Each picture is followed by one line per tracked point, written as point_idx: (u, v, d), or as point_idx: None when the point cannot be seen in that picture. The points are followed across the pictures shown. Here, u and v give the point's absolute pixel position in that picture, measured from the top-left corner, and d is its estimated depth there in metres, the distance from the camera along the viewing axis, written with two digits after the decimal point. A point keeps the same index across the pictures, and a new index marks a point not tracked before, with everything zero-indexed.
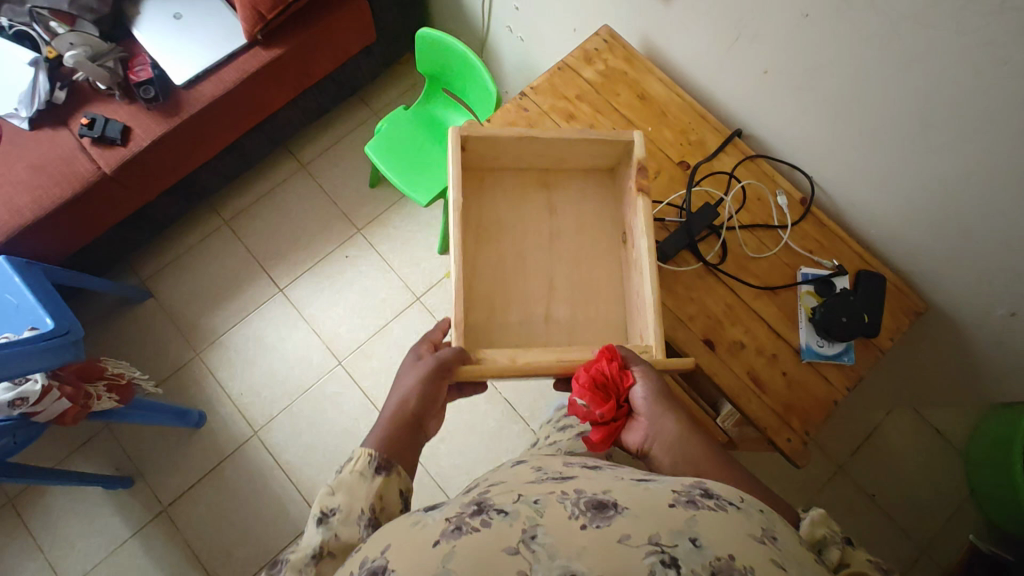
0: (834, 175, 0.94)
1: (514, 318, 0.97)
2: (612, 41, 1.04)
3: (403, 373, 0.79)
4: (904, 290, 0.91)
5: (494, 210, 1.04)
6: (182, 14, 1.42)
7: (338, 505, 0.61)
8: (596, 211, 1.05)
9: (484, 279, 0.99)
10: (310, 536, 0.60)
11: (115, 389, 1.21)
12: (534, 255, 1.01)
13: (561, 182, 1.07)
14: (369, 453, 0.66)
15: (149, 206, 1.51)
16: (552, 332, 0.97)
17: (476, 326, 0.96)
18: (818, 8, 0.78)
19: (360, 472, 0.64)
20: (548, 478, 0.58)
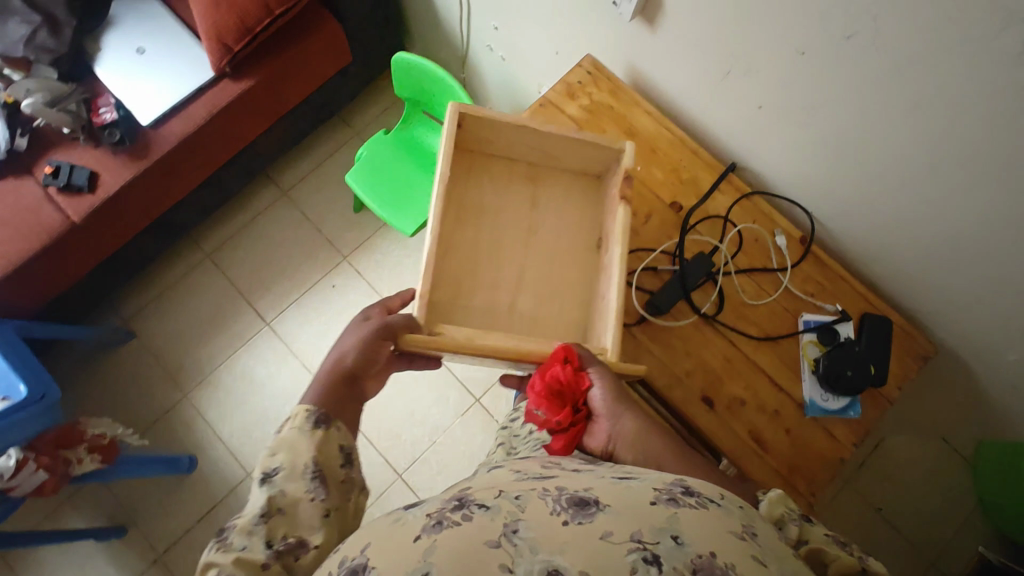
0: (835, 213, 0.88)
1: (480, 299, 1.02)
2: (595, 73, 0.97)
3: (347, 334, 0.82)
4: (911, 333, 0.86)
5: (479, 193, 1.08)
6: (145, 48, 1.35)
7: (281, 463, 0.63)
8: (571, 213, 1.08)
9: (457, 259, 1.03)
10: (256, 497, 0.61)
11: (97, 450, 1.19)
12: (507, 245, 1.06)
13: (545, 183, 1.10)
14: (306, 410, 0.69)
15: (124, 249, 1.45)
16: (512, 320, 1.01)
17: (444, 300, 1.00)
18: (813, 48, 0.72)
19: (300, 426, 0.67)
20: (529, 475, 0.56)
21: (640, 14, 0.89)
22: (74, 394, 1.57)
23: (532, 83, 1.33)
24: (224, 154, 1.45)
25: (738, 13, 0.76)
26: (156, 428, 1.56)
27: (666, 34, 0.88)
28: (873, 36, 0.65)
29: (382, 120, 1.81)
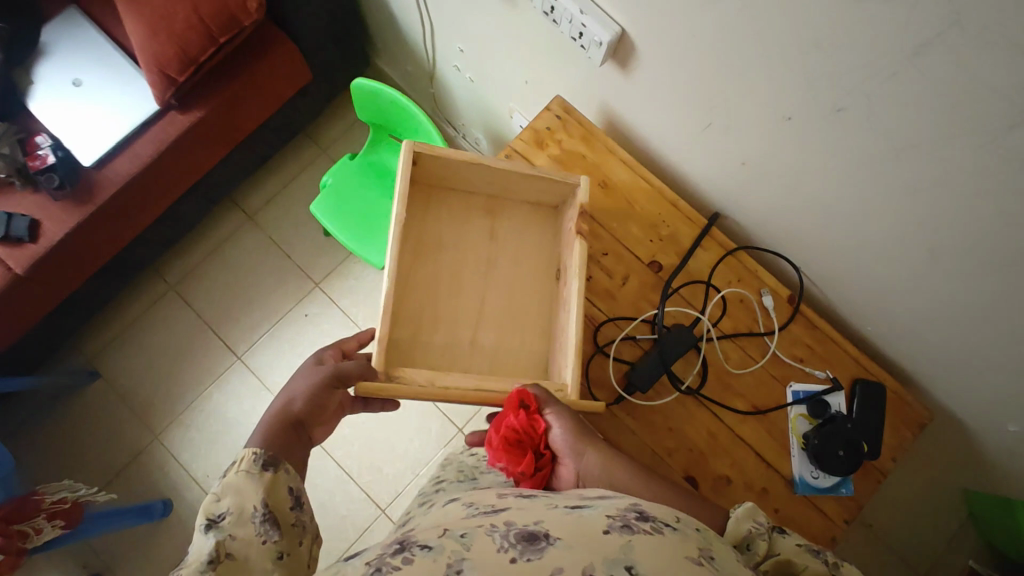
0: (826, 273, 0.82)
1: (440, 341, 0.86)
2: (565, 115, 0.89)
3: (299, 376, 0.76)
4: (905, 399, 0.81)
5: (437, 225, 0.91)
6: (82, 80, 1.25)
7: (228, 508, 0.59)
8: (533, 250, 0.93)
9: (412, 299, 0.87)
10: (201, 545, 0.57)
11: (59, 515, 1.15)
12: (469, 280, 0.89)
13: (509, 211, 0.94)
14: (255, 451, 0.63)
15: (78, 292, 1.37)
16: (477, 363, 0.86)
17: (399, 343, 0.85)
18: (800, 114, 0.64)
19: (247, 471, 0.61)
20: (478, 511, 0.53)
21: (612, 58, 0.80)
22: (38, 441, 1.50)
23: (502, 106, 1.24)
24: (177, 188, 1.35)
25: (717, 69, 0.68)
26: (127, 473, 1.50)
27: (640, 79, 0.80)
28: (867, 112, 0.58)
29: (350, 135, 1.71)
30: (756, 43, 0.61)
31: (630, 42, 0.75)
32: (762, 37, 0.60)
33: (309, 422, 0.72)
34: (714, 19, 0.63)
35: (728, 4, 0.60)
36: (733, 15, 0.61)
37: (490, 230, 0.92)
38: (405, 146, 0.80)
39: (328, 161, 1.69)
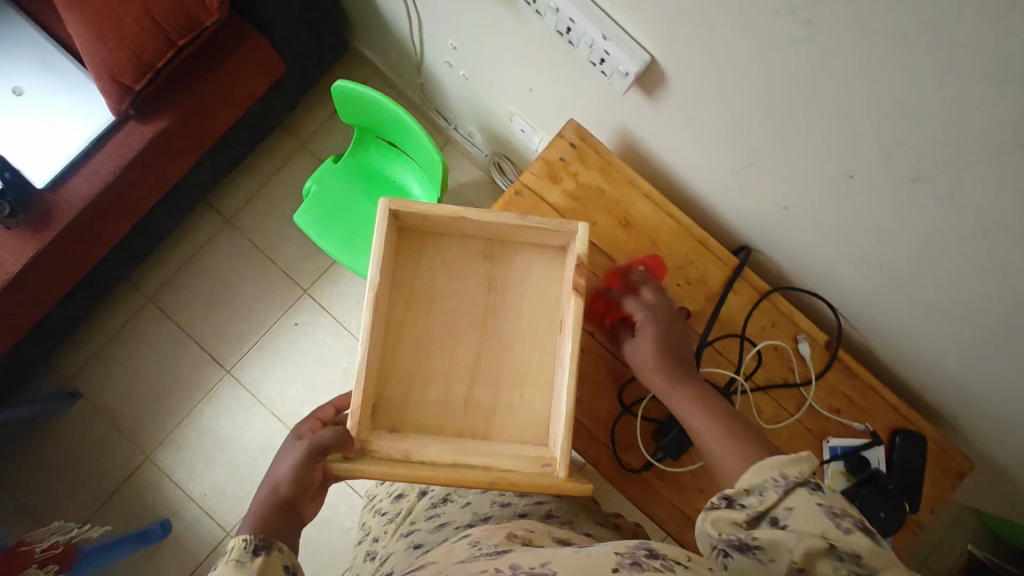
0: (866, 320, 0.75)
1: (432, 402, 0.74)
2: (581, 143, 0.80)
3: (280, 459, 0.64)
4: (945, 449, 0.77)
5: (430, 273, 0.78)
6: (24, 88, 1.10)
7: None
8: (542, 297, 0.78)
9: (402, 357, 0.75)
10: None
11: (52, 560, 1.11)
12: (465, 334, 0.76)
13: (515, 255, 0.79)
14: (245, 539, 0.54)
15: (47, 317, 1.26)
16: (474, 425, 0.73)
17: (388, 404, 0.73)
18: (866, 174, 0.55)
19: (235, 563, 0.52)
20: (482, 555, 0.53)
21: (637, 85, 0.69)
22: (24, 467, 1.43)
23: (501, 108, 1.12)
24: (147, 202, 1.23)
25: (765, 115, 0.59)
26: (120, 496, 1.44)
27: (668, 110, 0.70)
28: (952, 187, 0.49)
29: (331, 127, 1.57)
30: (822, 95, 0.52)
31: (660, 72, 0.65)
32: (830, 91, 0.51)
33: (302, 501, 0.61)
34: (769, 65, 0.53)
35: (791, 52, 0.50)
36: (795, 63, 0.51)
37: (491, 279, 0.78)
38: (382, 204, 0.69)
39: (308, 156, 1.56)
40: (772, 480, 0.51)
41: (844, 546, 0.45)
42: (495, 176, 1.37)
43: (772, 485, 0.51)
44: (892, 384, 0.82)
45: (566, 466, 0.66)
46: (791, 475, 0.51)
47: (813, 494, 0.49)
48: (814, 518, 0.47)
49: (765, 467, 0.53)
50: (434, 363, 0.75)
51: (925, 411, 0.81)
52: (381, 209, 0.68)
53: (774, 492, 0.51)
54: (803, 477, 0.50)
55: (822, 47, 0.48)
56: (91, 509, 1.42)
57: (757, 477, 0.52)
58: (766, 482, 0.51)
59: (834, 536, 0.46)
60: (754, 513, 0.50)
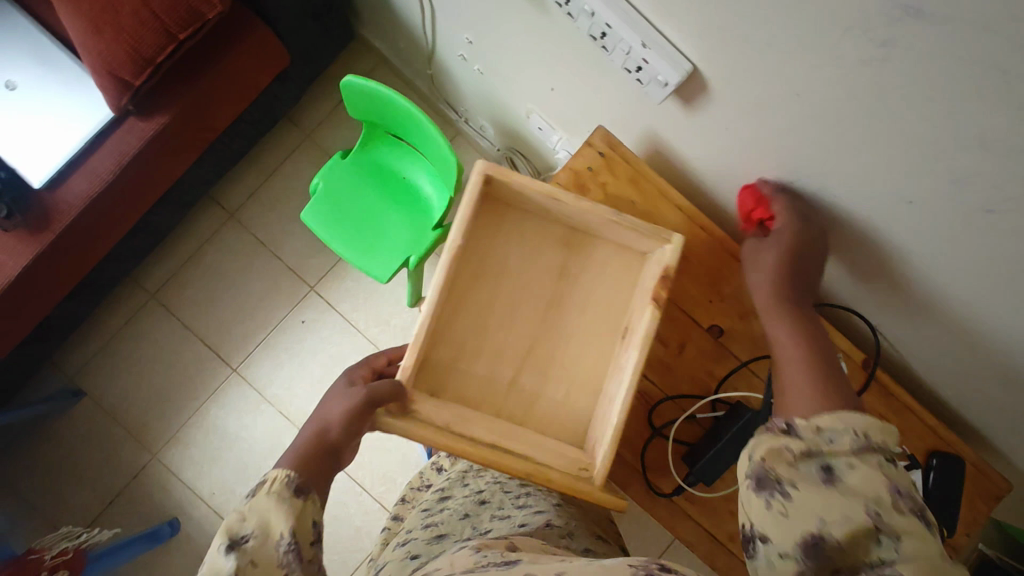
0: (907, 341, 0.72)
1: (478, 377, 0.70)
2: (610, 152, 0.77)
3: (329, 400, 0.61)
4: (985, 471, 0.74)
5: (505, 246, 0.72)
6: (16, 82, 1.05)
7: (253, 529, 0.47)
8: (613, 301, 0.72)
9: (457, 328, 0.70)
10: (217, 567, 0.45)
11: (61, 566, 1.10)
12: (526, 317, 0.71)
13: (593, 251, 0.73)
14: (289, 474, 0.52)
15: (47, 318, 1.23)
16: (514, 412, 0.69)
17: (433, 366, 0.69)
18: (928, 201, 0.52)
19: (277, 495, 0.49)
20: (491, 563, 0.46)
21: (675, 94, 0.65)
22: (31, 465, 1.42)
23: (518, 105, 1.07)
24: (148, 200, 1.18)
25: (818, 135, 0.55)
26: (126, 496, 1.42)
27: (706, 120, 0.66)
28: None
29: (336, 118, 1.52)
30: (885, 118, 0.48)
31: (702, 82, 0.61)
32: (898, 116, 0.47)
33: (347, 446, 0.58)
34: (830, 83, 0.49)
35: (857, 73, 0.46)
36: (861, 84, 0.47)
37: (564, 269, 0.72)
38: (476, 167, 0.66)
39: (314, 148, 1.51)
40: (853, 434, 0.47)
41: (894, 527, 0.41)
42: None
43: (849, 438, 0.47)
44: (929, 404, 0.79)
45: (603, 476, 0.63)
46: (873, 437, 0.47)
47: (883, 464, 0.45)
48: (877, 482, 0.43)
49: (849, 419, 0.48)
50: (490, 340, 0.71)
51: (963, 432, 0.78)
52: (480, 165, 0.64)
53: (847, 443, 0.47)
54: (883, 446, 0.47)
55: (894, 72, 0.44)
56: (99, 507, 1.41)
57: (838, 424, 0.48)
58: (844, 432, 0.47)
59: (890, 509, 0.42)
60: (810, 450, 0.47)
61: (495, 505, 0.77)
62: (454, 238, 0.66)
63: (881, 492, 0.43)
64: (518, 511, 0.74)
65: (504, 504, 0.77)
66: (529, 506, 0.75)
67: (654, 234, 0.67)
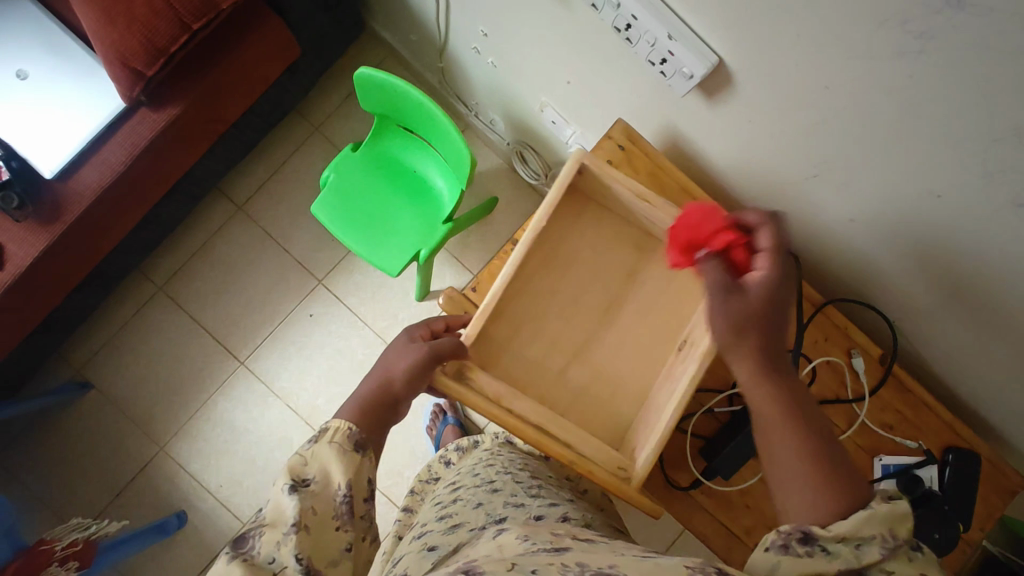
0: (925, 337, 0.72)
1: (530, 360, 0.70)
2: (629, 147, 0.77)
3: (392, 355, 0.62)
4: (1001, 467, 0.75)
5: (582, 237, 0.72)
6: (28, 72, 1.05)
7: (316, 475, 0.51)
8: (675, 309, 0.72)
9: (517, 307, 0.70)
10: (283, 504, 0.49)
11: (72, 557, 1.10)
12: (586, 312, 0.72)
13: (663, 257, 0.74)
14: (350, 427, 0.54)
15: (56, 309, 1.23)
16: (561, 401, 0.70)
17: (490, 340, 0.69)
18: (956, 195, 0.52)
19: (337, 449, 0.52)
20: (542, 549, 0.47)
21: (698, 88, 0.65)
22: (38, 457, 1.41)
23: (531, 98, 1.07)
24: (157, 192, 1.18)
25: (845, 128, 0.55)
26: (133, 488, 1.41)
27: (729, 115, 0.66)
28: None
29: (345, 111, 1.51)
30: (916, 111, 0.48)
31: (727, 75, 0.61)
32: (930, 108, 0.47)
33: (404, 400, 0.60)
34: (860, 75, 0.49)
35: (890, 66, 0.46)
36: (893, 75, 0.47)
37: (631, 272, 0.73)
38: (573, 154, 0.64)
39: (322, 141, 1.51)
40: (883, 538, 0.41)
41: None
42: (517, 166, 1.30)
43: (879, 543, 0.41)
44: (945, 400, 0.79)
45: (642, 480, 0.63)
46: (900, 535, 0.41)
47: (912, 560, 0.41)
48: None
49: (870, 518, 0.42)
50: (549, 328, 0.71)
51: (978, 429, 0.78)
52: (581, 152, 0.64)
53: (878, 550, 0.41)
54: (911, 540, 0.41)
55: (929, 65, 0.44)
56: (106, 499, 1.41)
57: (866, 527, 0.41)
58: (874, 537, 0.41)
59: None
60: (846, 569, 0.40)
61: (506, 493, 0.75)
62: (540, 216, 0.66)
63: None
64: (531, 501, 0.74)
65: (517, 493, 0.76)
66: (543, 498, 0.75)
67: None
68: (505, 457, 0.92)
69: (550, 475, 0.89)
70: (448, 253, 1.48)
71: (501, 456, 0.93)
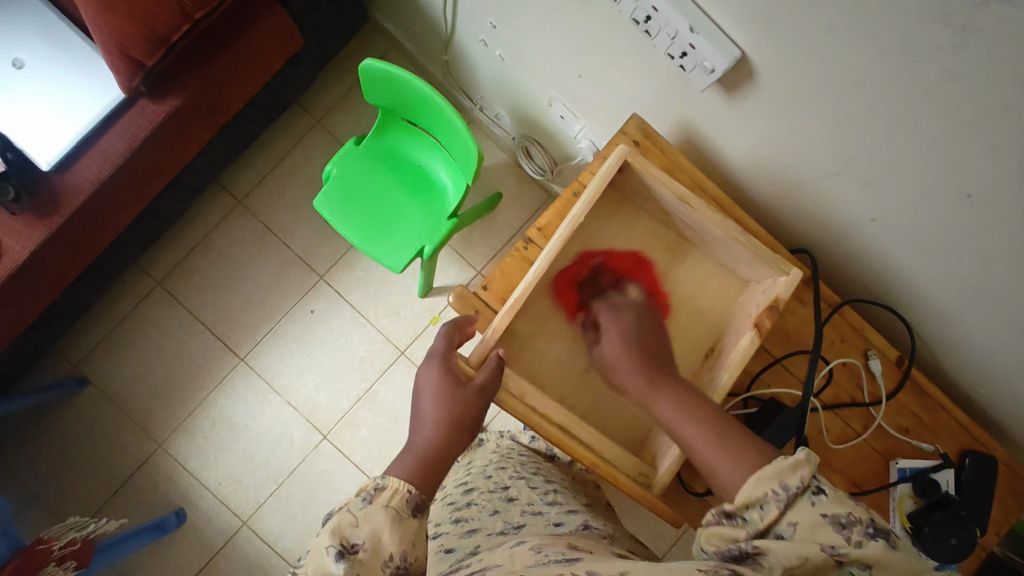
0: (943, 340, 0.71)
1: (554, 357, 0.72)
2: (642, 141, 0.76)
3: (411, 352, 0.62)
4: (1017, 471, 0.74)
5: (612, 240, 0.75)
6: (25, 61, 1.03)
7: (365, 541, 0.47)
8: (701, 314, 0.74)
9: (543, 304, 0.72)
10: (327, 565, 0.46)
11: (70, 556, 1.09)
12: None
13: (693, 261, 0.76)
14: (409, 489, 0.50)
15: (54, 304, 1.21)
16: (582, 400, 0.72)
17: (515, 335, 0.71)
18: (988, 195, 0.50)
19: (394, 515, 0.48)
20: (556, 561, 0.46)
21: (718, 82, 0.63)
22: (33, 454, 1.39)
23: (540, 92, 1.05)
24: (156, 185, 1.15)
25: (871, 125, 0.53)
26: (132, 486, 1.39)
27: (748, 110, 0.64)
28: None
29: (348, 104, 1.49)
30: (949, 108, 0.46)
31: (749, 69, 0.59)
32: (965, 104, 0.45)
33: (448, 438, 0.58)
34: (891, 70, 0.48)
35: (927, 60, 0.45)
36: (929, 70, 0.45)
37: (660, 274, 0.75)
38: (620, 149, 0.65)
39: (324, 135, 1.48)
40: (773, 494, 0.45)
41: (857, 560, 0.42)
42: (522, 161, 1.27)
43: (773, 500, 0.45)
44: (959, 402, 0.78)
45: (664, 483, 0.65)
46: (792, 485, 0.45)
47: (814, 505, 0.44)
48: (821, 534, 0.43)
49: (761, 477, 0.46)
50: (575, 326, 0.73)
51: (993, 431, 0.77)
52: (619, 152, 0.65)
53: (775, 506, 0.45)
54: (804, 484, 0.45)
55: (968, 61, 0.42)
56: (104, 497, 1.39)
57: (755, 489, 0.46)
58: (767, 495, 0.45)
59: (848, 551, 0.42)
60: (753, 530, 0.45)
61: (524, 500, 0.75)
62: (579, 211, 0.66)
63: (831, 537, 0.43)
64: (549, 509, 0.73)
65: (534, 501, 0.75)
66: (560, 506, 0.74)
67: (775, 264, 0.67)
68: (516, 460, 0.91)
69: (563, 480, 0.89)
70: (451, 249, 1.46)
71: (512, 458, 0.92)
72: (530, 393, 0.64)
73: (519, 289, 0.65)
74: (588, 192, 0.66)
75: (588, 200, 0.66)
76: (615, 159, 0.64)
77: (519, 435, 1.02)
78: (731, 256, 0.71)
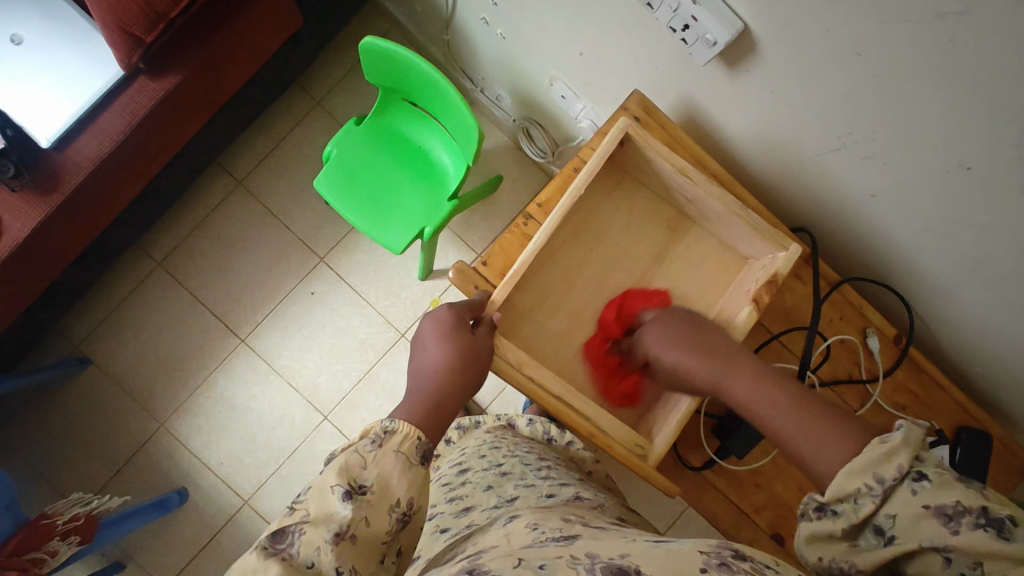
0: (939, 317, 0.71)
1: (553, 330, 0.73)
2: (644, 117, 0.75)
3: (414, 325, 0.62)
4: (1011, 448, 0.75)
5: (611, 216, 0.75)
6: (22, 36, 1.02)
7: (373, 483, 0.47)
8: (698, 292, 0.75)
9: (541, 279, 0.72)
10: (330, 506, 0.45)
11: (74, 531, 1.09)
12: (610, 287, 0.75)
13: (694, 238, 0.76)
14: (417, 435, 0.51)
15: (55, 283, 1.21)
16: (579, 372, 0.73)
17: (512, 310, 0.71)
18: (989, 167, 0.50)
19: (405, 459, 0.49)
20: (550, 541, 0.46)
21: (720, 56, 0.63)
22: (36, 433, 1.40)
23: (541, 71, 1.05)
24: (157, 164, 1.15)
25: (877, 97, 0.53)
26: (133, 464, 1.41)
27: (748, 84, 0.64)
28: None
29: (348, 85, 1.48)
30: (954, 78, 0.46)
31: (750, 42, 0.59)
32: (970, 75, 0.45)
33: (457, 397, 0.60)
34: (896, 39, 0.47)
35: (930, 28, 0.44)
36: (933, 40, 0.45)
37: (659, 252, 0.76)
38: (620, 123, 0.65)
39: (324, 116, 1.48)
40: (866, 486, 0.41)
41: (964, 556, 0.36)
42: (523, 143, 1.28)
43: (867, 494, 0.41)
44: (956, 380, 0.79)
45: (660, 453, 0.66)
46: (887, 476, 0.41)
47: (915, 493, 0.39)
48: (919, 527, 0.38)
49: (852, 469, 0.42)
50: (571, 301, 0.74)
51: (989, 409, 0.78)
52: (621, 125, 0.65)
53: (867, 501, 0.41)
54: (901, 472, 0.40)
55: (972, 27, 0.42)
56: (106, 475, 1.40)
57: (847, 481, 0.42)
58: (860, 489, 0.41)
59: (952, 544, 0.36)
60: (849, 524, 0.42)
61: (515, 474, 0.75)
62: (580, 184, 0.66)
63: (931, 530, 0.38)
64: (542, 482, 0.73)
65: (526, 474, 0.76)
66: (552, 478, 0.75)
67: (776, 240, 0.67)
68: (510, 441, 0.92)
69: (555, 457, 0.90)
70: (452, 232, 1.46)
71: (506, 439, 0.93)
72: (530, 364, 0.64)
73: (518, 263, 0.65)
74: (588, 168, 0.66)
75: (588, 176, 0.66)
76: (616, 135, 0.64)
77: (517, 417, 1.02)
78: (733, 233, 0.71)
